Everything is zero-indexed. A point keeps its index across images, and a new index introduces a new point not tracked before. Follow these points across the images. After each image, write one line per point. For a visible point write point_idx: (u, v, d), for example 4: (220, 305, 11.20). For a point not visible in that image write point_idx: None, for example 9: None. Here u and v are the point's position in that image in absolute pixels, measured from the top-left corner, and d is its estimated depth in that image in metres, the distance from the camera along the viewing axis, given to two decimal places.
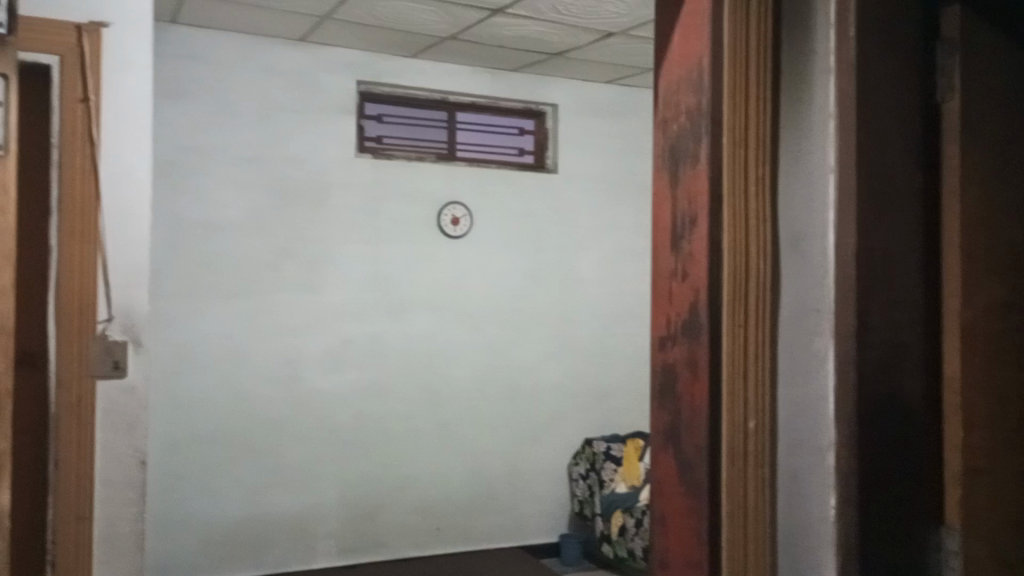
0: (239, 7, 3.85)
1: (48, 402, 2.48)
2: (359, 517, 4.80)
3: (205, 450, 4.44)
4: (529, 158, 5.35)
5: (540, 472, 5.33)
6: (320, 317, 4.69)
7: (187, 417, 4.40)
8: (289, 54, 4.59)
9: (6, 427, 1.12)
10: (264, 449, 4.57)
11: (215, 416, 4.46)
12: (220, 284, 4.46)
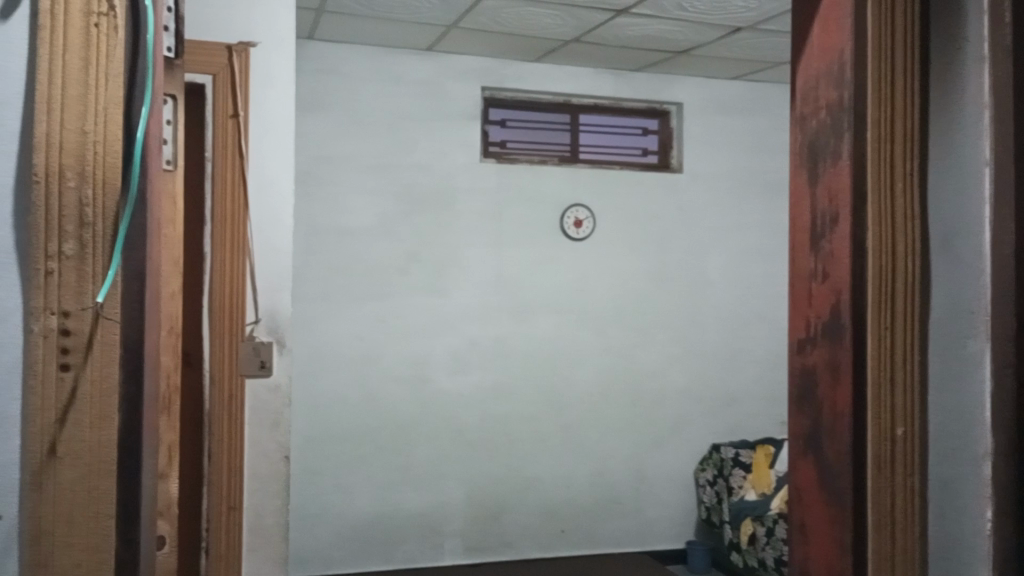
0: (369, 21, 3.99)
1: (203, 399, 2.65)
2: (486, 516, 4.88)
3: (339, 448, 4.62)
4: (653, 158, 5.29)
5: (665, 477, 5.25)
6: (446, 319, 4.80)
7: (323, 416, 4.60)
8: (417, 64, 4.72)
9: (174, 422, 1.22)
10: (394, 448, 4.71)
11: (349, 415, 4.64)
12: (352, 288, 4.64)
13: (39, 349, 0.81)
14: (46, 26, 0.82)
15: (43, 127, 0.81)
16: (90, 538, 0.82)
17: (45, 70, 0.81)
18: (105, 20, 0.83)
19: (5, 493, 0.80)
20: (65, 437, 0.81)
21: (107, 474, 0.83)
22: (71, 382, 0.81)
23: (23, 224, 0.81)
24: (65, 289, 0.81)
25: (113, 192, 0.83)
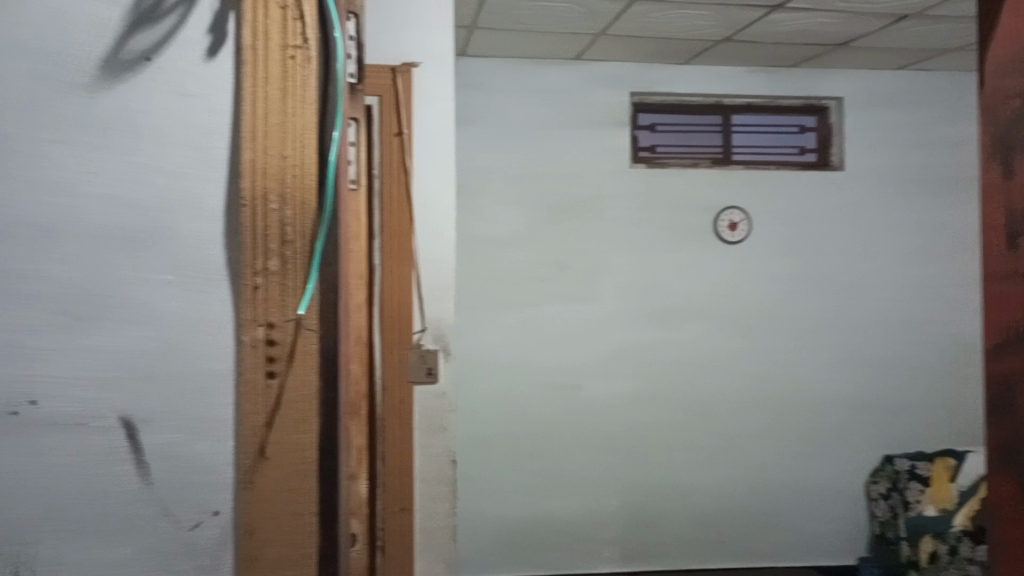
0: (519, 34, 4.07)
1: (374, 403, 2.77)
2: (641, 525, 4.82)
3: (495, 453, 4.72)
4: (811, 157, 5.08)
5: (831, 489, 5.01)
6: (598, 326, 4.80)
7: (480, 421, 4.71)
8: (564, 73, 4.76)
9: None
10: (548, 453, 4.75)
11: (504, 421, 4.72)
12: (505, 296, 4.73)
13: (248, 359, 0.87)
14: (248, 62, 0.87)
15: (248, 154, 0.87)
16: (294, 534, 0.88)
17: (249, 101, 0.87)
18: (299, 52, 0.89)
19: (221, 492, 0.87)
20: (272, 440, 0.88)
21: (307, 474, 0.89)
22: (277, 388, 0.88)
23: (234, 244, 0.87)
24: (271, 302, 0.88)
25: (310, 211, 0.89)
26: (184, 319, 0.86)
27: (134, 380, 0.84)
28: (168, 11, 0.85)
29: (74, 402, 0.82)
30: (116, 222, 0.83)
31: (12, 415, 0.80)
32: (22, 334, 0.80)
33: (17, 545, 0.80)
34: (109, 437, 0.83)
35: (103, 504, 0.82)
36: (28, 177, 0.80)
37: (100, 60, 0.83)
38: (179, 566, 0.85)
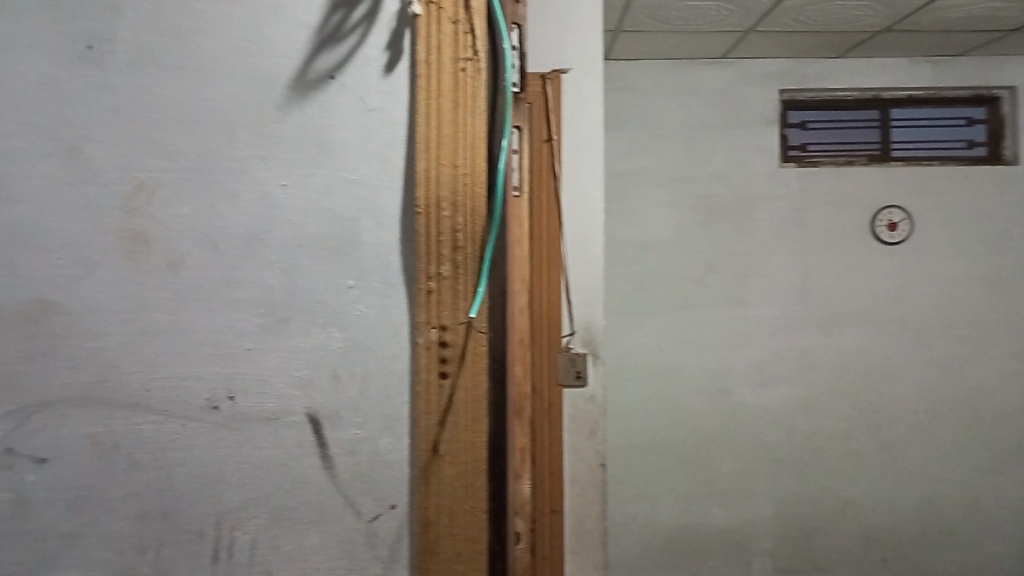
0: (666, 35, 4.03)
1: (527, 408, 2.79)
2: (796, 537, 4.64)
3: (643, 458, 4.65)
4: (982, 151, 4.75)
5: (1007, 508, 4.65)
6: (749, 331, 4.67)
7: (627, 425, 4.66)
8: (710, 75, 4.67)
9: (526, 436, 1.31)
10: (698, 459, 4.65)
11: (655, 426, 4.66)
12: (657, 301, 4.67)
13: (423, 360, 0.91)
14: (422, 75, 0.91)
15: (423, 164, 0.91)
16: (467, 530, 0.91)
17: (423, 113, 0.91)
18: (470, 65, 0.92)
19: (398, 488, 0.91)
20: (445, 438, 0.91)
21: (477, 473, 0.92)
22: (449, 389, 0.91)
23: (408, 250, 0.92)
24: (444, 306, 0.91)
25: (481, 218, 0.92)
26: (366, 322, 0.91)
27: (321, 379, 0.91)
28: (350, 30, 0.91)
29: (267, 399, 0.90)
30: (306, 232, 0.91)
31: (213, 409, 0.90)
32: (223, 335, 0.90)
33: (219, 528, 0.90)
34: (298, 432, 0.90)
35: (293, 495, 0.90)
36: (228, 193, 0.90)
37: (288, 81, 0.90)
38: (360, 557, 0.90)
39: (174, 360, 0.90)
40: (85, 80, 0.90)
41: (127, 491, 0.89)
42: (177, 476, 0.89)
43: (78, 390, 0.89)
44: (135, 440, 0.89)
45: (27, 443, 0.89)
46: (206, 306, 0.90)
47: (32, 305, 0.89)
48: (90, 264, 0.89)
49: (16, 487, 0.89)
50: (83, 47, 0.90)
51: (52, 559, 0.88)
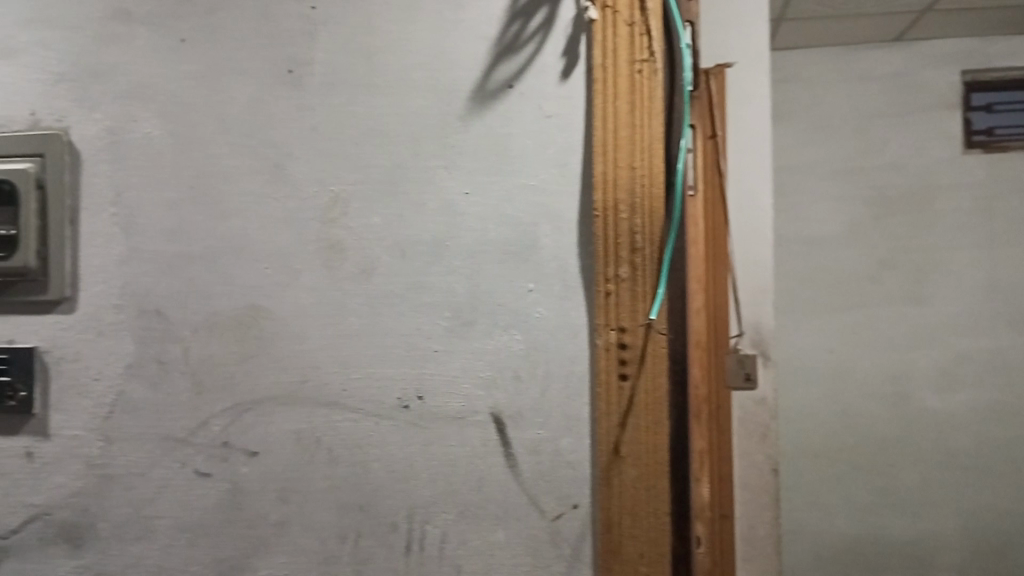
0: (840, 7, 3.26)
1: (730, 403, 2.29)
2: (995, 551, 3.63)
3: (832, 464, 3.72)
4: None
5: None
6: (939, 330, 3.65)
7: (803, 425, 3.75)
8: (878, 56, 3.71)
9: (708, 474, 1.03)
10: (881, 470, 3.70)
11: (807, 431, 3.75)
12: (827, 299, 3.73)
13: (603, 361, 0.91)
14: (598, 79, 0.91)
15: (600, 167, 0.91)
16: (651, 532, 0.89)
17: (599, 117, 0.91)
18: (646, 66, 0.90)
19: (580, 487, 0.92)
20: (626, 440, 0.90)
21: (661, 476, 0.89)
22: (629, 390, 0.90)
23: (586, 252, 0.93)
24: (622, 307, 0.90)
25: (659, 218, 0.90)
26: (546, 325, 0.93)
27: (504, 379, 0.94)
28: (528, 40, 0.94)
29: (454, 399, 0.94)
30: (489, 238, 0.94)
31: (404, 408, 0.95)
32: (413, 337, 0.95)
33: (410, 522, 0.94)
34: (483, 431, 0.94)
35: (480, 491, 0.93)
36: (416, 203, 0.95)
37: (470, 92, 0.95)
38: (544, 555, 0.92)
39: (368, 361, 0.95)
40: (288, 103, 0.97)
41: (329, 484, 0.95)
42: (372, 470, 0.95)
43: (283, 389, 0.96)
44: (334, 435, 0.95)
45: (241, 438, 0.97)
46: (396, 310, 0.95)
47: (243, 310, 0.97)
48: (292, 272, 0.97)
49: (232, 479, 0.97)
50: (285, 72, 0.97)
51: (263, 545, 0.96)
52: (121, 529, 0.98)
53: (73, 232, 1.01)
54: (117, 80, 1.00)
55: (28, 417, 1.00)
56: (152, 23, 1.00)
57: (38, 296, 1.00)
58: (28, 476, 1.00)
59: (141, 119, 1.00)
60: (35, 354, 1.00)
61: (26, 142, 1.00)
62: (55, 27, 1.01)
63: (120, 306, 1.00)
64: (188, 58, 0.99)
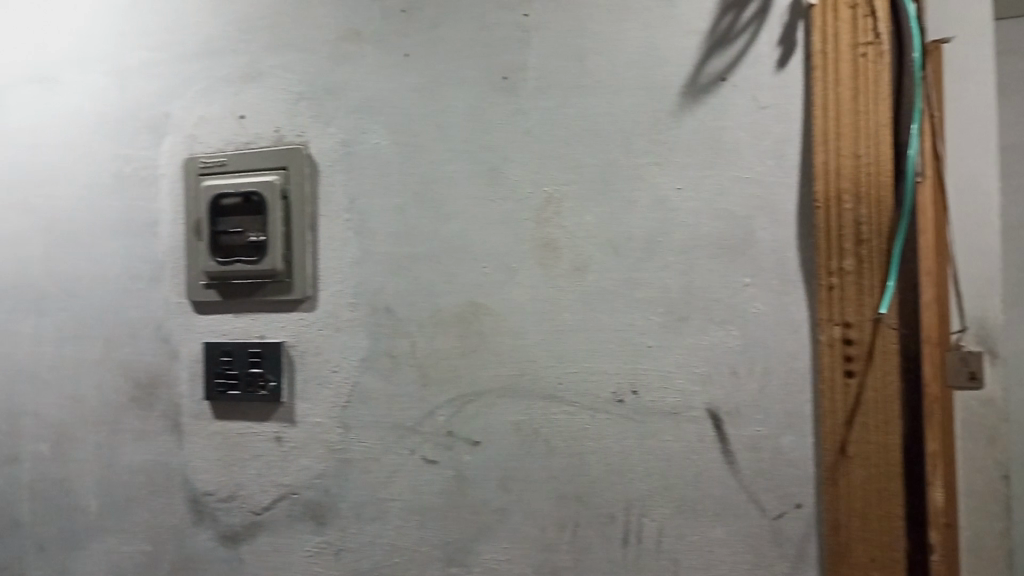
0: None
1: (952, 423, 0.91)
2: None
3: None
4: None
5: None
6: None
7: None
8: None
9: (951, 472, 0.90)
10: None
11: None
12: None
13: (826, 358, 0.88)
14: (818, 65, 0.88)
15: (821, 157, 0.88)
16: (881, 535, 0.85)
17: (820, 104, 0.88)
18: (871, 49, 0.86)
19: (803, 486, 0.90)
20: (854, 439, 0.86)
21: (893, 478, 0.85)
22: (855, 387, 0.86)
23: (806, 245, 0.90)
24: (847, 301, 0.87)
25: (888, 209, 0.86)
26: (763, 320, 0.92)
27: (720, 375, 0.93)
28: (741, 31, 0.93)
29: (669, 395, 0.95)
30: (703, 232, 0.94)
31: (618, 402, 0.96)
32: (628, 333, 0.96)
33: (627, 514, 0.96)
34: (700, 426, 0.93)
35: (697, 486, 0.93)
36: (629, 200, 0.96)
37: (682, 87, 0.95)
38: (766, 553, 0.91)
39: (583, 356, 0.98)
40: (503, 108, 1.02)
41: (546, 474, 0.99)
42: (588, 463, 0.97)
43: (502, 382, 1.01)
44: (552, 428, 0.99)
45: (464, 428, 1.02)
46: (610, 306, 0.97)
47: (464, 308, 1.03)
48: (510, 270, 1.01)
49: (456, 467, 1.03)
50: (500, 79, 1.02)
51: (486, 530, 1.01)
52: (359, 509, 1.07)
53: (313, 237, 1.10)
54: (348, 96, 1.09)
55: (277, 405, 1.11)
56: (379, 41, 1.07)
57: (283, 296, 1.11)
58: (278, 458, 1.11)
59: (370, 131, 1.08)
60: (282, 348, 1.11)
61: (272, 157, 1.11)
62: (294, 51, 1.11)
63: (355, 304, 1.08)
64: (413, 71, 1.06)
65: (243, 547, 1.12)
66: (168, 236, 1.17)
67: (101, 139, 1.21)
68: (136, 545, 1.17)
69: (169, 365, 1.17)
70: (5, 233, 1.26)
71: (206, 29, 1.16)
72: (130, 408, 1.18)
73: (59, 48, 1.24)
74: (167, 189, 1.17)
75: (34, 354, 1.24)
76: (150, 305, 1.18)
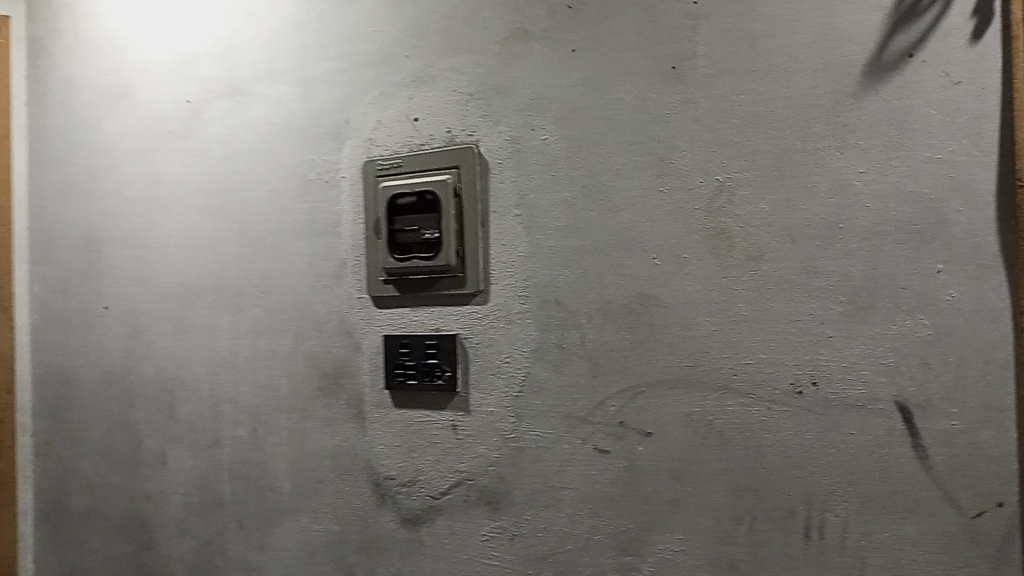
0: None
1: None
2: None
3: None
4: None
5: None
6: None
7: None
8: None
9: None
10: None
11: None
12: None
13: None
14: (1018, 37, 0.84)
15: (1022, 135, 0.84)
16: None
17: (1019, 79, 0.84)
18: None
19: (1005, 484, 0.85)
20: None
21: None
22: None
23: (1006, 228, 0.85)
24: None
25: None
26: (959, 309, 0.87)
27: (910, 366, 0.89)
28: (929, 4, 0.88)
29: (853, 386, 0.91)
30: (888, 217, 0.90)
31: (797, 394, 0.94)
32: (806, 324, 0.93)
33: (808, 508, 0.93)
34: (888, 420, 0.89)
35: (885, 482, 0.89)
36: (807, 186, 0.94)
37: (864, 66, 0.91)
38: (963, 554, 0.86)
39: (759, 347, 0.96)
40: (672, 98, 1.01)
41: (721, 466, 0.98)
42: (766, 456, 0.95)
43: (674, 373, 1.01)
44: (727, 419, 0.97)
45: (636, 419, 1.03)
46: (787, 295, 0.95)
47: (634, 299, 1.03)
48: (680, 261, 1.00)
49: (629, 457, 1.03)
50: (669, 68, 1.01)
51: (660, 521, 1.01)
52: (532, 497, 1.09)
53: (484, 233, 1.14)
54: (517, 94, 1.11)
55: (452, 395, 1.15)
56: (547, 39, 1.09)
57: (457, 290, 1.15)
58: (454, 445, 1.15)
59: (539, 127, 1.10)
60: (456, 340, 1.15)
61: (445, 156, 1.16)
62: (464, 53, 1.15)
63: (526, 297, 1.11)
64: (580, 65, 1.07)
65: (423, 530, 1.17)
66: (350, 235, 1.25)
67: (287, 145, 1.30)
68: (324, 525, 1.25)
69: (352, 356, 1.24)
70: (207, 237, 1.38)
71: (381, 37, 1.22)
72: (318, 397, 1.27)
73: (249, 63, 1.34)
74: (348, 191, 1.25)
75: (231, 346, 1.35)
76: (335, 300, 1.26)
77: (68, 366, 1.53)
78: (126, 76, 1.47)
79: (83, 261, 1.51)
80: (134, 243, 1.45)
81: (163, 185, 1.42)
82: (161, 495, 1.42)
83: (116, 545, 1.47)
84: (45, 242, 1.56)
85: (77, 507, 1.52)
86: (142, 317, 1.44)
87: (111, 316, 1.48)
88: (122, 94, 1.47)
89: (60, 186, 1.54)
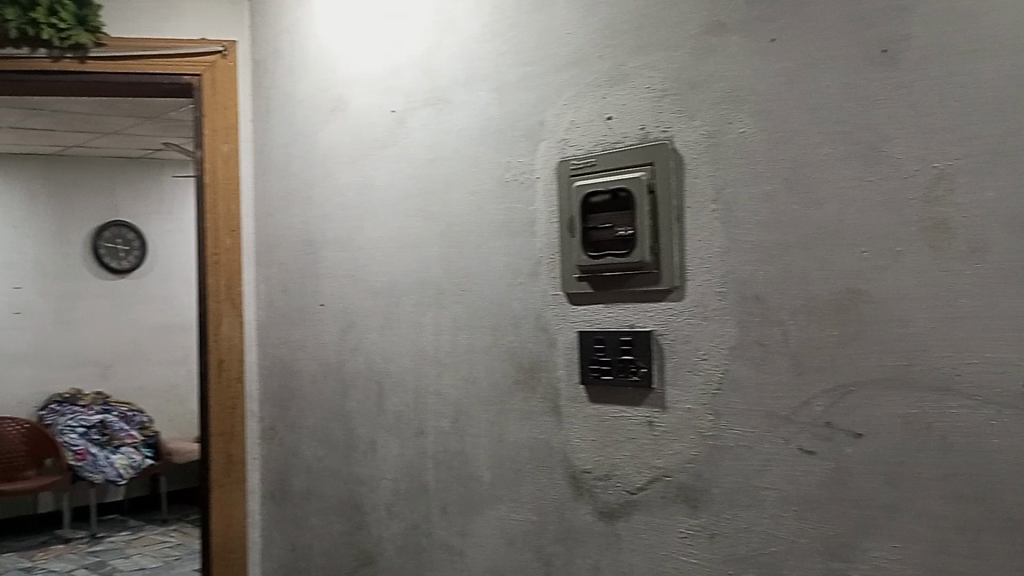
0: None
1: None
2: None
3: None
4: None
5: None
6: None
7: None
8: None
9: None
10: None
11: None
12: None
13: None
14: None
15: None
16: None
17: None
18: None
19: None
20: None
21: None
22: None
23: None
24: None
25: None
26: None
27: None
28: None
29: None
30: None
31: None
32: None
33: None
34: None
35: None
36: None
37: None
38: None
39: (984, 345, 0.89)
40: (882, 83, 0.96)
41: (942, 471, 0.92)
42: (994, 462, 0.88)
43: (887, 372, 0.96)
44: (948, 422, 0.91)
45: (845, 419, 0.99)
46: (1018, 289, 0.87)
47: (842, 295, 0.99)
48: (894, 254, 0.95)
49: (838, 458, 0.99)
50: (878, 52, 0.97)
51: (873, 526, 0.97)
52: (734, 496, 1.08)
53: (679, 229, 1.14)
54: (713, 87, 1.10)
55: (648, 391, 1.16)
56: (744, 30, 1.07)
57: (653, 287, 1.15)
58: (651, 442, 1.16)
59: (736, 121, 1.08)
60: (651, 336, 1.16)
61: (640, 154, 1.16)
62: (658, 50, 1.15)
63: (724, 293, 1.09)
64: (781, 55, 1.04)
65: (620, 524, 1.19)
66: (545, 234, 1.28)
67: (485, 149, 1.36)
68: (523, 515, 1.30)
69: (548, 352, 1.27)
70: (411, 239, 1.46)
71: (574, 40, 1.25)
72: (516, 391, 1.31)
73: (447, 72, 1.41)
74: (543, 190, 1.28)
75: (433, 340, 1.43)
76: (531, 297, 1.30)
77: (289, 358, 1.68)
78: (337, 91, 1.59)
79: (302, 263, 1.65)
80: (345, 245, 1.57)
81: (371, 190, 1.53)
82: (372, 480, 1.52)
83: (332, 523, 1.59)
84: (271, 246, 1.72)
85: (298, 487, 1.66)
86: (353, 314, 1.55)
87: (325, 311, 1.60)
88: (334, 108, 1.59)
89: (282, 194, 1.69)
